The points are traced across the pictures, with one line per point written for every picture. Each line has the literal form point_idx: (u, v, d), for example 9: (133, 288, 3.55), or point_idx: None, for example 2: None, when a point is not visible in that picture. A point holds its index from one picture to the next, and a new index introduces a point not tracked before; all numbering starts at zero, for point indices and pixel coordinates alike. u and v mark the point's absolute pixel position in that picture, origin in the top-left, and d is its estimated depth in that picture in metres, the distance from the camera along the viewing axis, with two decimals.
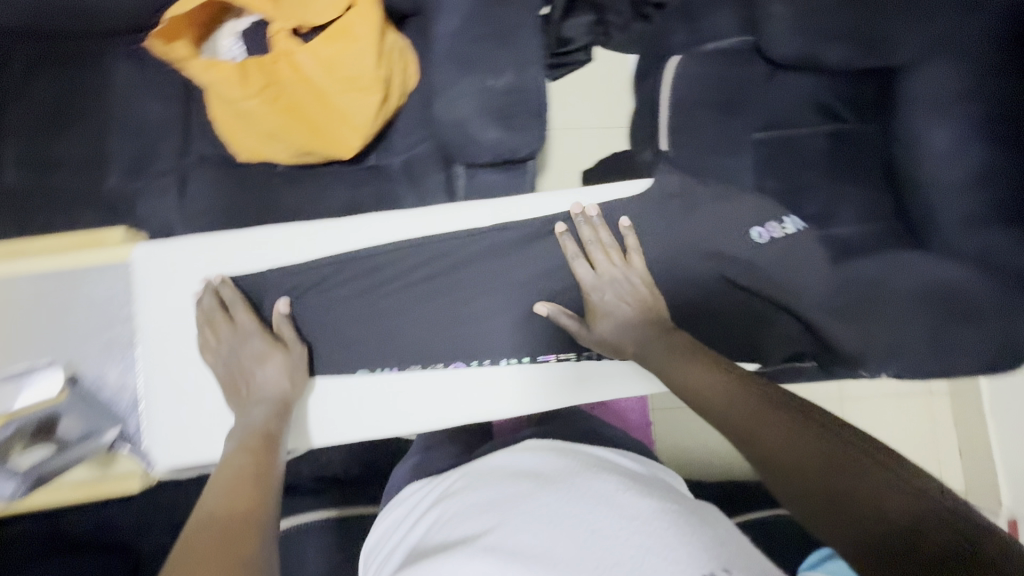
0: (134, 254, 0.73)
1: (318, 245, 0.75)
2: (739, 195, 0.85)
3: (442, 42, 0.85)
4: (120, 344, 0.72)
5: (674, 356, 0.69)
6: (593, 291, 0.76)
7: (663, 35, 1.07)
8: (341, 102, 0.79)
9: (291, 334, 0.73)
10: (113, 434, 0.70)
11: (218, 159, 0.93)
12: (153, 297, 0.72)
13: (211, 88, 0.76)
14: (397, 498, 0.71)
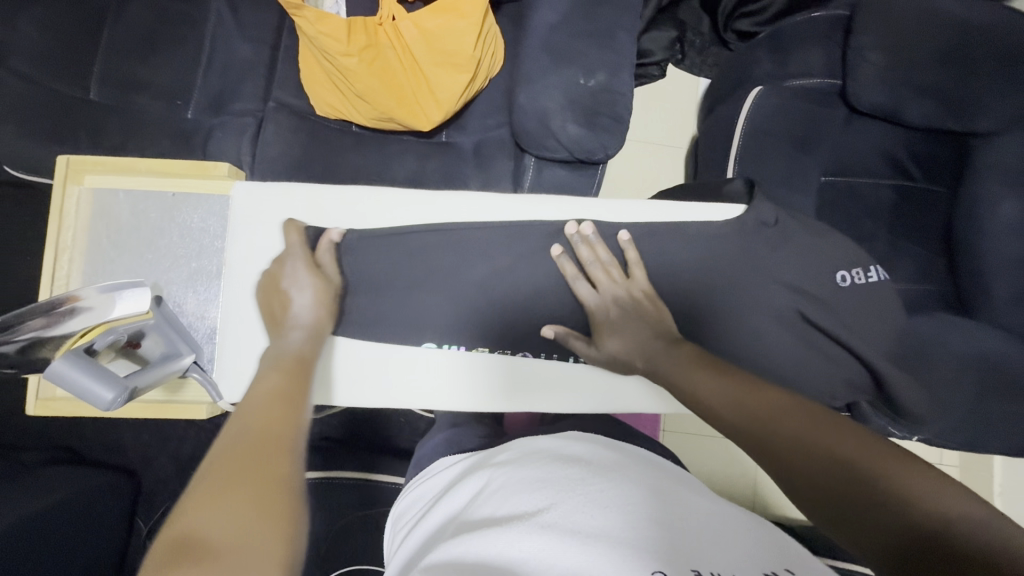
0: (235, 190, 0.74)
1: (405, 211, 0.76)
2: (826, 232, 0.74)
3: (541, 32, 0.86)
4: (206, 275, 0.75)
5: (687, 369, 0.63)
6: (600, 309, 0.72)
7: (746, 63, 1.08)
8: (431, 75, 0.80)
9: (331, 262, 0.72)
10: (190, 360, 0.68)
11: (297, 108, 0.95)
12: (238, 237, 0.73)
13: (313, 40, 0.76)
14: (425, 472, 0.73)
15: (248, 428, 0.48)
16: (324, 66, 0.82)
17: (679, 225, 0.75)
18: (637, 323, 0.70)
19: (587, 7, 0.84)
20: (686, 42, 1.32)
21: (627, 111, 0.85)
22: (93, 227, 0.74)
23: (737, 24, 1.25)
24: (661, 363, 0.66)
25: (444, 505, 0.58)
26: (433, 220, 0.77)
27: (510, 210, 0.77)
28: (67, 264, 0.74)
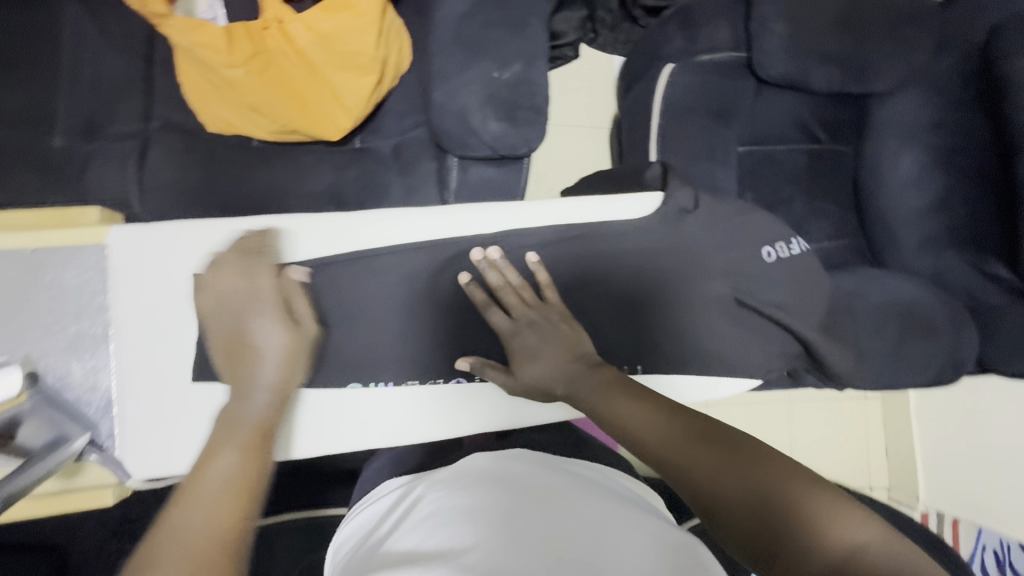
0: (111, 237, 0.66)
1: (313, 241, 0.70)
2: (750, 211, 0.75)
3: (448, 25, 0.81)
4: (91, 339, 0.66)
5: (606, 391, 0.62)
6: (513, 336, 0.69)
7: (658, 40, 1.08)
8: (334, 80, 0.74)
9: (303, 311, 0.64)
10: (83, 442, 0.62)
11: (186, 126, 0.85)
12: (124, 290, 0.67)
13: (193, 53, 0.69)
14: (366, 500, 0.67)
15: (191, 531, 0.46)
16: (209, 79, 0.74)
17: (603, 225, 0.74)
18: (554, 347, 0.68)
19: None
20: (597, 20, 1.31)
21: (546, 100, 0.82)
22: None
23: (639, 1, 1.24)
24: (581, 387, 0.64)
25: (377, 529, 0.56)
26: (347, 250, 0.71)
27: (434, 221, 0.73)
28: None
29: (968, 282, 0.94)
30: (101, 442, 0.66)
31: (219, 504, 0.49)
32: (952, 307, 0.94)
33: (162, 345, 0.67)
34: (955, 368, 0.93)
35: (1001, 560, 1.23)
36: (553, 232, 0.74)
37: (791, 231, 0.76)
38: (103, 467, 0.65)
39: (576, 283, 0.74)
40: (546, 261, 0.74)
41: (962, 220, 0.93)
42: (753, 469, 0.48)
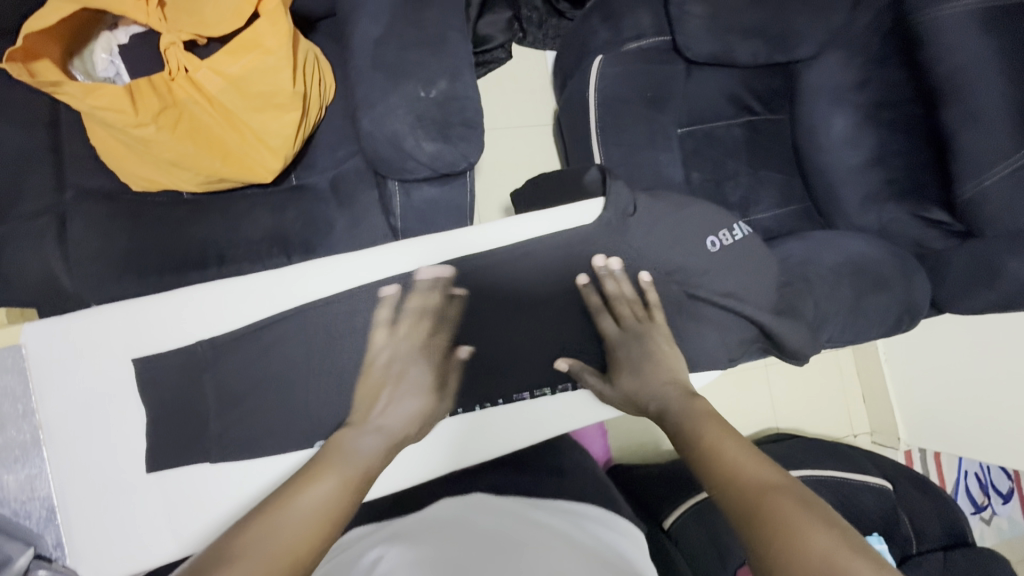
0: (25, 335, 0.63)
1: (250, 298, 0.67)
2: (686, 201, 0.77)
3: (366, 50, 0.79)
4: (20, 446, 0.63)
5: (704, 415, 0.60)
6: (620, 343, 0.72)
7: (584, 35, 1.07)
8: (255, 122, 0.71)
9: (454, 383, 0.70)
10: (26, 559, 0.60)
11: (105, 192, 0.81)
12: (55, 386, 0.63)
13: (97, 117, 0.65)
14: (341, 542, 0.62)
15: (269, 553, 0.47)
16: (120, 140, 0.70)
17: (547, 239, 0.74)
18: (658, 358, 0.70)
19: (408, 15, 0.79)
20: (523, 19, 1.31)
21: (479, 111, 0.81)
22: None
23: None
24: (672, 407, 0.64)
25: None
26: (292, 304, 0.68)
27: (376, 257, 0.70)
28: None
29: (911, 230, 0.98)
30: (48, 553, 0.63)
31: (309, 530, 0.50)
32: (898, 256, 0.97)
33: (108, 437, 0.64)
34: (913, 314, 0.95)
35: (984, 482, 1.34)
36: (504, 251, 0.73)
37: (732, 219, 0.78)
38: None
39: (537, 298, 0.75)
40: (500, 276, 0.74)
41: (900, 171, 0.96)
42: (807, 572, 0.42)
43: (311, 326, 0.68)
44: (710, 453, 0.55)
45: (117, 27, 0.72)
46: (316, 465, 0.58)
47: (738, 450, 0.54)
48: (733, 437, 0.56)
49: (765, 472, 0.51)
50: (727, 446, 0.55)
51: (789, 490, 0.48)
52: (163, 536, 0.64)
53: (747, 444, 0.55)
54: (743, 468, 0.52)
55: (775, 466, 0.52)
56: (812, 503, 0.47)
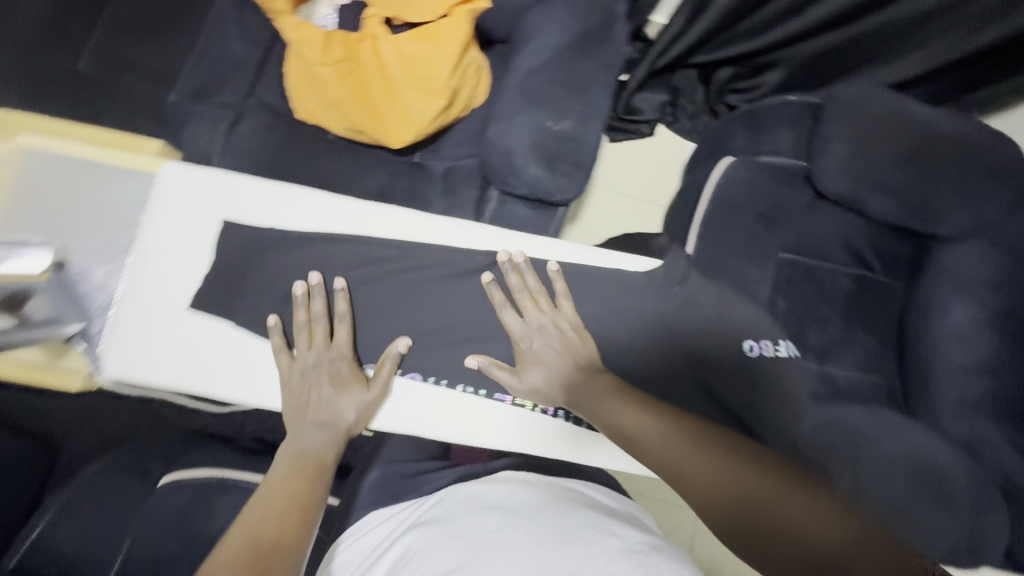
0: (162, 169, 0.75)
1: (330, 216, 0.78)
2: (740, 302, 0.77)
3: (519, 75, 0.89)
4: (115, 248, 0.78)
5: (607, 401, 0.67)
6: (523, 339, 0.73)
7: (725, 136, 1.09)
8: (407, 97, 0.83)
9: (389, 372, 0.73)
10: (75, 329, 0.72)
11: (275, 108, 0.98)
12: (157, 214, 0.74)
13: (294, 46, 0.78)
14: (349, 531, 0.72)
15: (257, 538, 0.59)
16: (303, 70, 0.84)
17: (591, 274, 0.79)
18: (563, 357, 0.72)
19: (567, 58, 0.88)
20: (678, 106, 1.39)
21: (591, 158, 0.87)
22: (25, 185, 0.76)
23: (728, 98, 1.35)
24: (583, 392, 0.69)
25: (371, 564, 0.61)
26: (360, 235, 0.77)
27: (447, 234, 0.79)
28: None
29: (1006, 460, 0.85)
30: (90, 334, 0.74)
31: (284, 521, 0.62)
32: (980, 478, 0.84)
33: (161, 271, 0.74)
34: (971, 554, 0.81)
35: None
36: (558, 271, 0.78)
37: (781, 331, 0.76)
38: (84, 356, 0.74)
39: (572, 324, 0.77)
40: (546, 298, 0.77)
41: (1008, 390, 0.87)
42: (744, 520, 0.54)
43: (369, 258, 0.77)
44: (647, 448, 0.63)
45: None
46: (278, 460, 0.69)
47: (673, 434, 0.62)
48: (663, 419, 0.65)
49: (704, 454, 0.59)
50: (659, 436, 0.63)
51: (732, 460, 0.58)
52: (173, 368, 0.71)
53: (680, 426, 0.63)
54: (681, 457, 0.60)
55: (711, 441, 0.61)
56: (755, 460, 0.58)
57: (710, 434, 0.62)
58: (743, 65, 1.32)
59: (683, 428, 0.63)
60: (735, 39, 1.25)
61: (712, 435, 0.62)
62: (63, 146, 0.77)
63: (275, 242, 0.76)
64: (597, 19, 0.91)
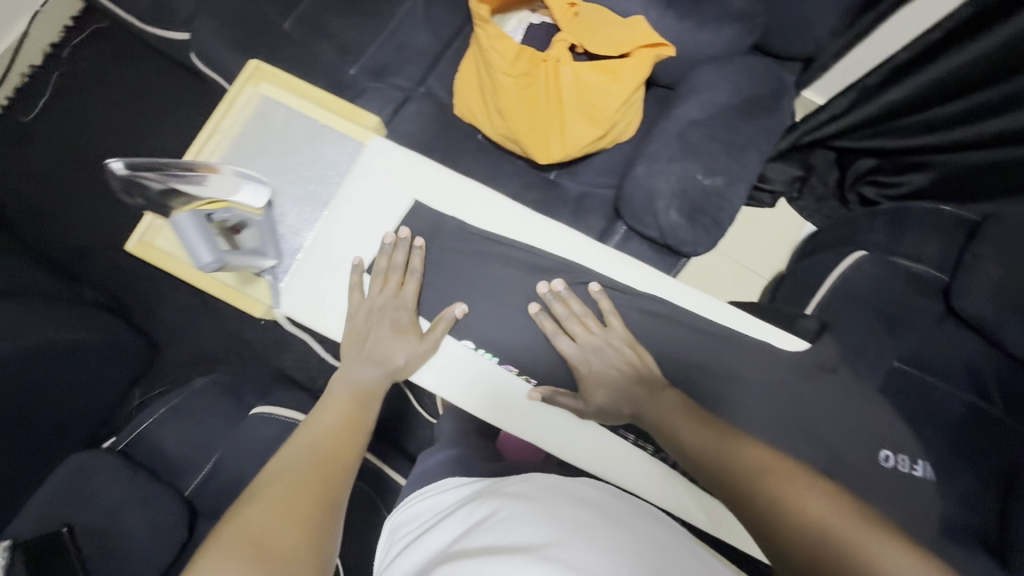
0: (372, 142, 0.81)
1: (502, 218, 0.80)
2: (864, 397, 0.75)
3: (680, 122, 0.91)
4: (315, 201, 0.82)
5: (671, 416, 0.68)
6: (582, 361, 0.74)
7: (862, 229, 1.07)
8: (569, 119, 0.86)
9: (440, 330, 0.75)
10: (269, 265, 0.77)
11: (441, 102, 1.07)
12: (356, 180, 0.80)
13: (486, 53, 0.84)
14: (428, 487, 0.80)
15: (316, 450, 0.63)
16: (480, 76, 0.91)
17: (725, 332, 0.77)
18: (614, 373, 0.73)
19: (732, 118, 0.90)
20: (808, 183, 1.35)
21: (729, 219, 0.88)
22: (260, 127, 0.85)
23: (862, 189, 1.25)
24: (647, 410, 0.70)
25: (444, 522, 0.67)
26: (520, 239, 0.79)
27: (598, 259, 0.79)
28: (220, 146, 0.85)
29: None
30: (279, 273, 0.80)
31: (338, 441, 0.65)
32: None
33: (348, 234, 0.79)
34: None
35: None
36: (703, 323, 0.77)
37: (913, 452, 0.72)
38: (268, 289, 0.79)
39: (703, 379, 0.76)
40: (682, 347, 0.76)
41: None
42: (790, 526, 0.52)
43: (523, 262, 0.78)
44: (702, 459, 0.64)
45: (536, 11, 0.91)
46: (333, 389, 0.73)
47: (729, 451, 0.62)
48: (722, 435, 0.64)
49: (757, 474, 0.58)
50: (714, 450, 0.63)
51: (786, 482, 0.56)
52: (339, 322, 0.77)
53: (737, 445, 0.62)
54: (736, 474, 0.60)
55: (768, 462, 0.60)
56: (812, 485, 0.55)
57: (765, 455, 0.60)
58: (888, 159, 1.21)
59: (738, 448, 0.62)
60: (886, 133, 1.17)
61: (771, 459, 0.60)
62: (300, 103, 0.87)
63: (448, 231, 0.79)
64: (769, 89, 0.93)
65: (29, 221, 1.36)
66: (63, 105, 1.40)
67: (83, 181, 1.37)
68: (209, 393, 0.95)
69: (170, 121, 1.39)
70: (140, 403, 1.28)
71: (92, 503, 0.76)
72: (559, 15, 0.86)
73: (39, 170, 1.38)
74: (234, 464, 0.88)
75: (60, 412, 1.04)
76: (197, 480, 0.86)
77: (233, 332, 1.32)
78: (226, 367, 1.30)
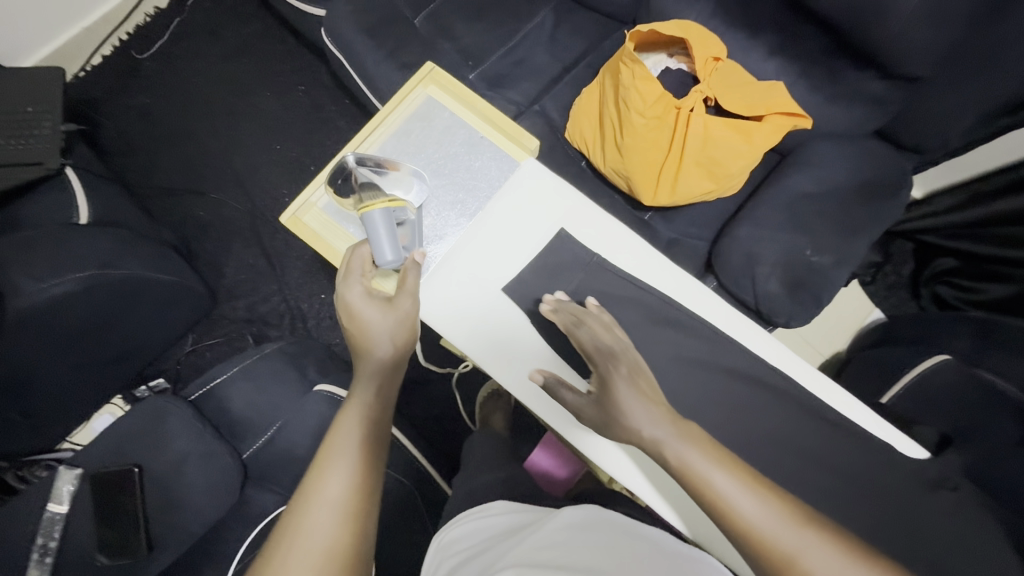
0: (527, 163, 0.83)
1: (633, 259, 0.80)
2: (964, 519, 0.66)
3: (795, 193, 0.91)
4: (462, 210, 0.84)
5: (694, 455, 0.54)
6: (602, 360, 0.65)
7: (945, 333, 1.05)
8: (688, 168, 0.87)
9: (410, 283, 0.71)
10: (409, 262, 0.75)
11: (551, 124, 1.08)
12: (506, 196, 0.81)
13: (625, 89, 0.85)
14: (479, 506, 0.74)
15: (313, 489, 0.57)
16: (607, 106, 0.92)
17: (841, 421, 0.71)
18: (614, 378, 0.62)
19: (848, 200, 0.89)
20: (882, 271, 1.30)
21: (827, 298, 0.87)
22: (422, 126, 0.88)
23: (936, 288, 1.20)
24: (661, 434, 0.57)
25: (491, 551, 0.60)
26: (647, 282, 0.78)
27: (717, 313, 0.78)
28: (383, 137, 0.87)
29: None
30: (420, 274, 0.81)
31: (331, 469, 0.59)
32: None
33: (486, 246, 0.80)
34: None
35: None
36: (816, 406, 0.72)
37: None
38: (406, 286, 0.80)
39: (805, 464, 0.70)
40: (794, 429, 0.71)
41: None
42: None
43: (647, 304, 0.76)
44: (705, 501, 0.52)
45: (672, 56, 0.92)
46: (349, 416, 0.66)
47: (743, 499, 0.51)
48: (738, 475, 0.53)
49: (784, 531, 0.49)
50: (728, 496, 0.51)
51: (819, 552, 0.48)
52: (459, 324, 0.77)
53: (757, 490, 0.52)
54: (753, 526, 0.50)
55: (796, 518, 0.50)
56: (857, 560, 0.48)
57: (797, 511, 0.50)
58: (970, 263, 1.13)
59: (757, 494, 0.51)
60: (972, 236, 1.12)
61: (802, 513, 0.51)
62: (465, 111, 0.88)
63: (580, 258, 0.78)
64: (887, 176, 0.92)
65: (123, 153, 1.40)
66: (175, 50, 1.44)
67: (181, 126, 1.41)
68: (274, 359, 0.96)
69: (272, 84, 1.42)
70: (190, 349, 1.29)
71: (161, 449, 0.81)
72: (699, 67, 0.86)
73: (143, 107, 1.42)
74: (291, 434, 0.90)
75: (123, 345, 1.07)
76: (253, 446, 0.90)
77: (287, 299, 1.31)
78: (276, 332, 1.30)
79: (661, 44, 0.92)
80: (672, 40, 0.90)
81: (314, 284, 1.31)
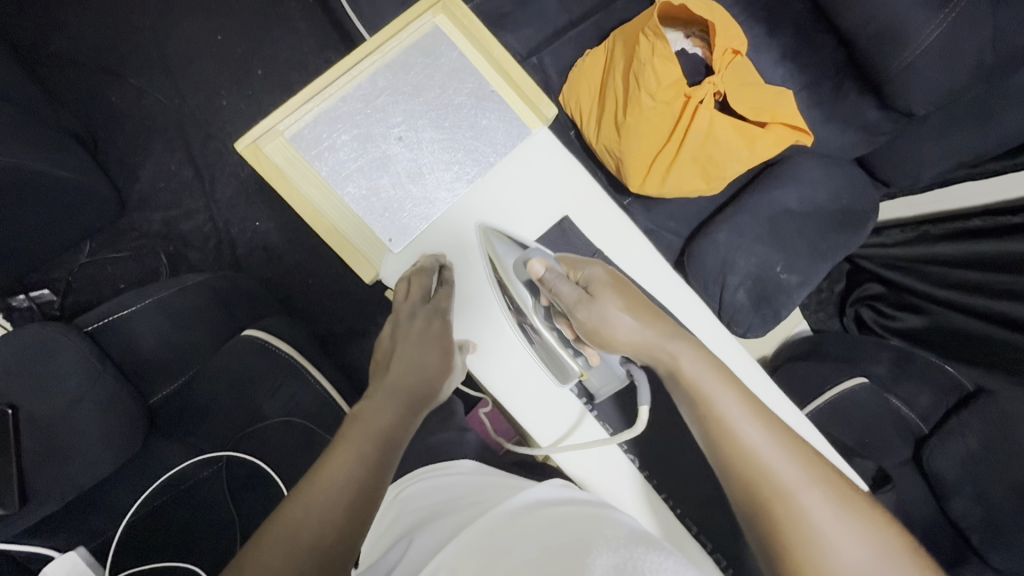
0: (537, 133, 0.76)
1: (629, 257, 0.76)
2: None
3: (779, 206, 0.90)
4: (457, 170, 0.75)
5: (701, 360, 0.59)
6: (593, 271, 0.64)
7: (867, 357, 1.10)
8: (683, 162, 0.83)
9: (565, 289, 0.62)
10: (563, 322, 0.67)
11: (547, 80, 0.99)
12: (508, 165, 0.75)
13: (641, 63, 0.78)
14: (440, 463, 0.71)
15: (308, 520, 0.47)
16: (615, 77, 0.85)
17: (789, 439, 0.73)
18: (607, 288, 0.61)
19: (824, 223, 0.90)
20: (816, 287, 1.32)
21: (785, 315, 0.89)
22: (425, 63, 0.76)
23: (860, 309, 1.22)
24: (669, 348, 0.59)
25: (452, 499, 0.59)
26: (629, 271, 0.75)
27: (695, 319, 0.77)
28: (376, 66, 0.75)
29: None
30: (402, 237, 0.73)
31: (321, 504, 0.48)
32: None
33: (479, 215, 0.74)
34: None
35: None
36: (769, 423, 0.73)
37: None
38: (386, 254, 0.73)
39: None
40: None
41: None
42: (796, 519, 0.52)
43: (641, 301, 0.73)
44: (698, 403, 0.58)
45: (690, 37, 0.87)
46: (358, 443, 0.55)
47: (746, 426, 0.56)
48: (739, 399, 0.57)
49: (758, 436, 0.55)
50: (731, 419, 0.56)
51: (812, 494, 0.53)
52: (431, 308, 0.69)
53: (750, 412, 0.57)
54: (737, 441, 0.55)
55: (790, 453, 0.55)
56: (846, 507, 0.53)
57: (796, 450, 0.56)
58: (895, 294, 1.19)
59: (746, 405, 0.57)
60: (908, 269, 1.17)
61: (790, 442, 0.56)
62: (477, 56, 0.77)
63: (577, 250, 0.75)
64: (860, 205, 0.95)
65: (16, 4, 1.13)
66: None
67: None
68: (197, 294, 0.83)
69: None
70: (87, 259, 1.10)
71: (47, 389, 0.69)
72: (716, 57, 0.81)
73: None
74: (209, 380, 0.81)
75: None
76: (166, 391, 0.80)
77: (214, 219, 1.14)
78: (197, 256, 1.14)
79: (682, 22, 0.86)
80: (693, 19, 0.85)
81: (248, 208, 1.15)
